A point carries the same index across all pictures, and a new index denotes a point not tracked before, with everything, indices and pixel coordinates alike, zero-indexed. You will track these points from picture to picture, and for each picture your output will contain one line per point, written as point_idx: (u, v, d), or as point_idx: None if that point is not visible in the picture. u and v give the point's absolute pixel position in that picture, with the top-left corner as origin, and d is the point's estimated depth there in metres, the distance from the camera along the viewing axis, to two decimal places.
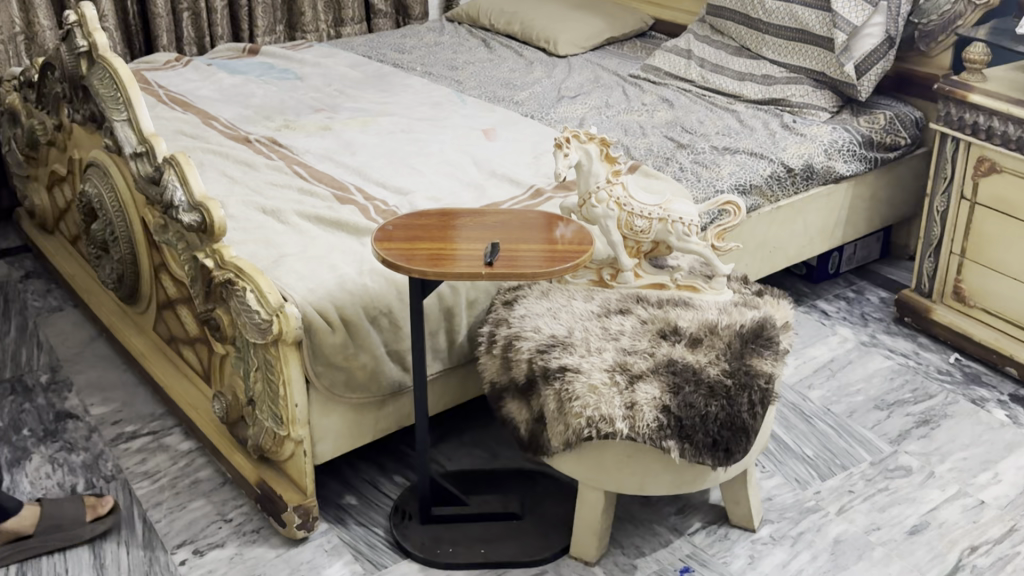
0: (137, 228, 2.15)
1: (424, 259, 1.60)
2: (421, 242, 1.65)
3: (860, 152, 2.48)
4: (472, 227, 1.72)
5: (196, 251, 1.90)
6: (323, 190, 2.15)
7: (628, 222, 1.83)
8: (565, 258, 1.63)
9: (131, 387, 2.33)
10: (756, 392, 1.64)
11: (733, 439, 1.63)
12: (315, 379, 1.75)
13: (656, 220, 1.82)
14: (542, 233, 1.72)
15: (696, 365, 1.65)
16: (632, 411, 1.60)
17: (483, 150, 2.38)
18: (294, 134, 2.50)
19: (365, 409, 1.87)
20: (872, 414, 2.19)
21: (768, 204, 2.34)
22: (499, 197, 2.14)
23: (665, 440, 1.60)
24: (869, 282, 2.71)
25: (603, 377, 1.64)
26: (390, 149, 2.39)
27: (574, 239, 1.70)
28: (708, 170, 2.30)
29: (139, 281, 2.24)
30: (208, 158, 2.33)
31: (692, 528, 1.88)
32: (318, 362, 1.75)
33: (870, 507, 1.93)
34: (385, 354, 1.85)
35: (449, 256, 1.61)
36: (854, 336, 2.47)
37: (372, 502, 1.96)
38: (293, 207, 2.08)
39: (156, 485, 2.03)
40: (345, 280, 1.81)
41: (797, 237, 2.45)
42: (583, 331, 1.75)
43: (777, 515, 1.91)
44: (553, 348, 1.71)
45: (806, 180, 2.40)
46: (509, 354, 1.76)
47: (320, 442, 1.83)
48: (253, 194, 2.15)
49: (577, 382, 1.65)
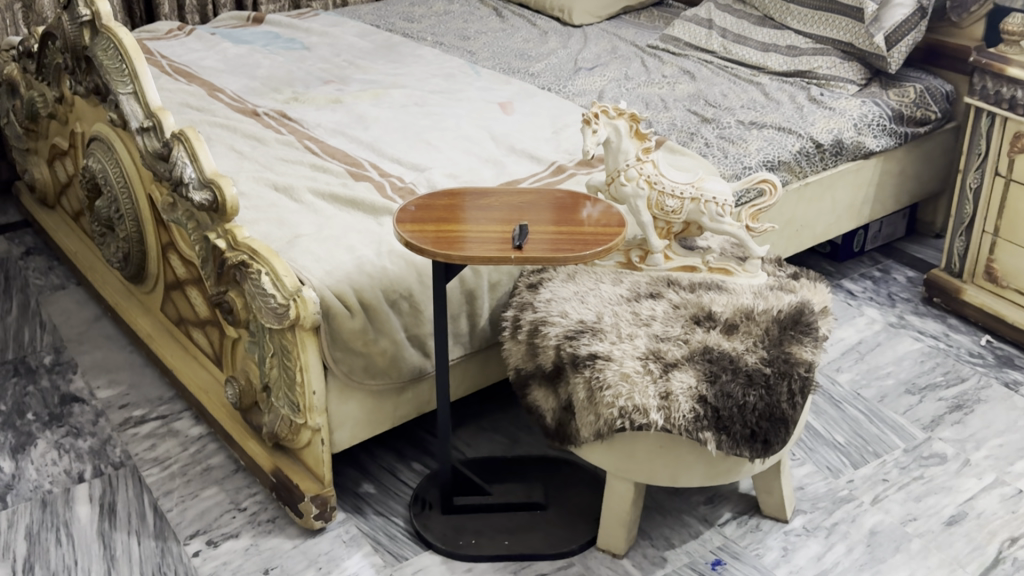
0: (144, 204, 2.07)
1: (448, 243, 1.51)
2: (442, 223, 1.57)
3: (890, 127, 2.39)
4: (494, 206, 1.63)
5: (207, 231, 1.82)
6: (335, 166, 2.08)
7: (658, 202, 1.75)
8: (597, 240, 1.54)
9: (139, 369, 2.26)
10: (796, 380, 1.57)
11: (772, 430, 1.56)
12: (333, 365, 1.68)
13: (688, 200, 1.74)
14: (569, 212, 1.63)
15: (733, 353, 1.58)
16: (667, 401, 1.53)
17: (501, 124, 2.30)
18: (304, 107, 2.41)
19: (384, 396, 1.80)
20: (903, 399, 2.13)
21: (796, 181, 2.27)
22: (520, 174, 2.06)
23: (702, 432, 1.53)
24: (895, 260, 2.64)
25: (636, 366, 1.57)
26: (404, 123, 2.31)
27: (604, 219, 1.62)
28: (735, 146, 2.22)
29: (146, 260, 2.17)
30: (216, 132, 2.25)
31: (722, 519, 1.82)
32: (336, 348, 1.68)
33: (905, 497, 1.87)
34: (405, 338, 1.77)
35: (474, 239, 1.52)
36: (881, 317, 2.40)
37: (391, 491, 1.89)
38: (306, 184, 2.01)
39: (166, 472, 1.96)
40: (364, 262, 1.74)
41: (824, 215, 2.38)
42: (613, 316, 1.67)
43: (810, 505, 1.85)
44: (582, 334, 1.64)
45: (835, 156, 2.31)
46: (535, 340, 1.69)
47: (338, 430, 1.76)
48: (264, 171, 2.07)
49: (608, 370, 1.58)
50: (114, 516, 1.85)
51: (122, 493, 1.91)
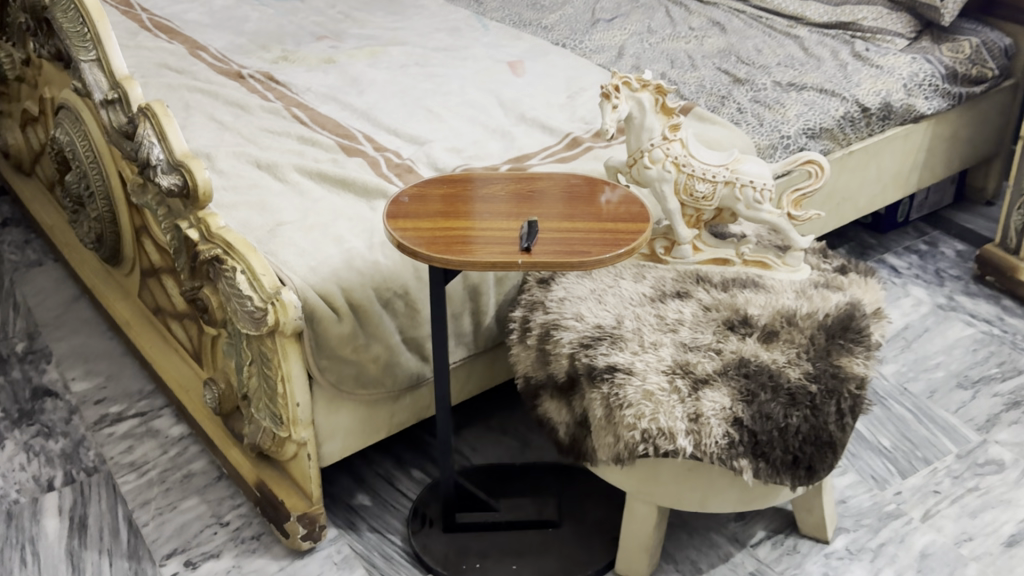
0: (114, 182, 1.87)
1: (446, 244, 1.30)
2: (439, 217, 1.36)
3: (943, 87, 2.15)
4: (501, 197, 1.42)
5: (178, 219, 1.62)
6: (325, 139, 1.88)
7: (687, 186, 1.53)
8: (618, 237, 1.33)
9: (118, 357, 2.08)
10: (845, 399, 1.38)
11: (817, 456, 1.37)
12: (319, 375, 1.49)
13: (721, 184, 1.53)
14: (587, 202, 1.42)
15: (772, 367, 1.38)
16: (697, 424, 1.34)
17: (510, 87, 2.07)
18: (293, 68, 2.19)
19: (378, 405, 1.61)
20: (955, 395, 1.93)
21: (839, 149, 2.04)
22: (530, 147, 1.84)
23: (737, 460, 1.34)
24: (943, 231, 2.42)
25: (660, 382, 1.37)
26: (403, 87, 2.09)
27: (627, 209, 1.40)
28: (772, 112, 1.99)
29: (120, 241, 1.97)
30: (196, 99, 2.04)
31: (755, 538, 1.64)
32: (321, 356, 1.49)
33: (959, 512, 1.68)
34: (400, 341, 1.58)
35: (476, 239, 1.32)
36: (928, 298, 2.19)
37: (388, 504, 1.72)
38: (292, 160, 1.80)
39: (143, 479, 1.79)
40: (353, 256, 1.54)
41: (868, 185, 2.16)
42: (635, 320, 1.47)
43: (853, 523, 1.67)
44: (600, 342, 1.45)
45: (883, 121, 2.08)
46: (547, 347, 1.50)
47: (327, 443, 1.57)
48: (246, 145, 1.87)
49: (629, 386, 1.38)
50: (85, 532, 1.69)
51: (94, 505, 1.74)
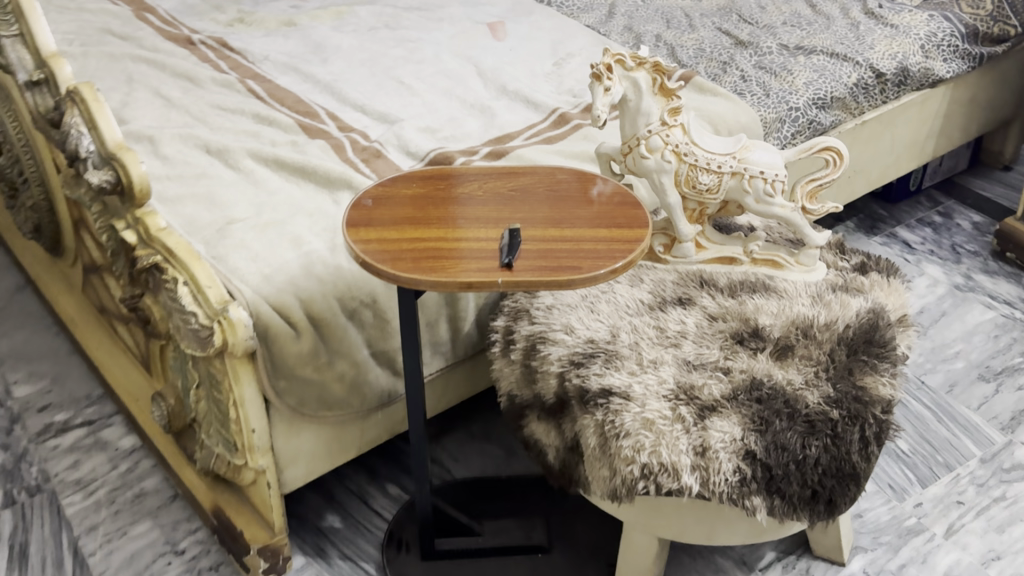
0: (49, 169, 1.67)
1: (415, 260, 1.13)
2: (409, 226, 1.18)
3: (963, 47, 1.96)
4: (480, 197, 1.24)
5: (115, 218, 1.44)
6: (283, 116, 1.69)
7: (689, 178, 1.36)
8: (613, 248, 1.16)
9: (64, 357, 1.90)
10: (871, 425, 1.21)
11: (839, 489, 1.21)
12: (276, 398, 1.32)
13: (728, 175, 1.35)
14: (578, 202, 1.24)
15: (788, 390, 1.22)
16: (704, 460, 1.17)
17: (489, 54, 1.88)
18: (250, 32, 1.99)
19: (346, 425, 1.44)
20: (977, 389, 1.77)
21: (851, 119, 1.86)
22: (512, 125, 1.66)
23: (749, 498, 1.18)
24: (958, 201, 2.26)
25: (661, 409, 1.21)
26: (372, 54, 1.90)
27: (624, 212, 1.22)
28: (779, 79, 1.81)
29: (61, 232, 1.78)
30: (141, 70, 1.84)
31: (764, 560, 1.49)
32: (278, 378, 1.32)
33: (985, 527, 1.54)
34: (369, 356, 1.41)
35: (450, 253, 1.15)
36: (945, 278, 2.03)
37: (360, 526, 1.56)
38: (246, 144, 1.61)
39: (91, 500, 1.63)
40: (312, 262, 1.36)
41: (881, 156, 1.98)
42: (632, 333, 1.31)
43: (871, 541, 1.52)
44: (592, 360, 1.28)
45: (898, 87, 1.90)
46: (532, 363, 1.33)
47: (289, 469, 1.41)
48: (195, 125, 1.68)
49: (626, 413, 1.22)
50: (25, 564, 1.53)
51: (36, 531, 1.58)
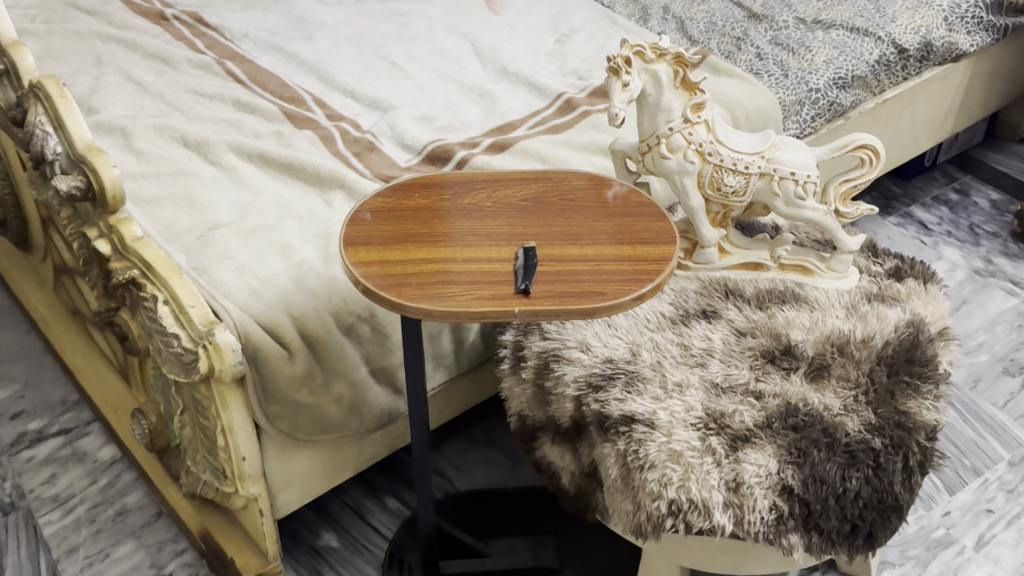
0: (12, 163, 1.54)
1: (421, 286, 1.03)
2: (412, 245, 1.08)
3: (987, 19, 1.85)
4: (489, 209, 1.13)
5: (87, 225, 1.32)
6: (266, 103, 1.56)
7: (714, 179, 1.25)
8: (637, 269, 1.05)
9: (36, 357, 1.79)
10: (915, 453, 1.12)
11: (880, 523, 1.12)
12: (268, 424, 1.22)
13: (755, 176, 1.24)
14: (595, 212, 1.13)
15: (826, 417, 1.13)
16: (738, 496, 1.08)
17: (487, 30, 1.76)
18: (227, 5, 1.85)
19: (343, 445, 1.34)
20: (1002, 385, 1.69)
21: (871, 98, 1.75)
22: (515, 112, 1.55)
23: (786, 536, 1.09)
24: (974, 177, 2.17)
25: (690, 440, 1.11)
26: (360, 30, 1.77)
27: (647, 224, 1.12)
28: (797, 58, 1.70)
29: (28, 227, 1.66)
30: (110, 50, 1.70)
31: None
32: (270, 402, 1.21)
33: (1017, 538, 1.46)
34: (368, 374, 1.30)
35: (458, 276, 1.04)
36: (964, 262, 1.93)
37: (359, 545, 1.47)
38: (228, 135, 1.49)
39: (69, 518, 1.52)
40: (305, 274, 1.25)
41: (900, 136, 1.87)
42: (654, 351, 1.21)
43: (898, 555, 1.44)
44: (612, 384, 1.18)
45: (921, 63, 1.79)
46: (546, 383, 1.23)
47: (282, 494, 1.31)
48: (171, 114, 1.55)
49: (651, 443, 1.12)
50: None
51: (12, 553, 1.48)
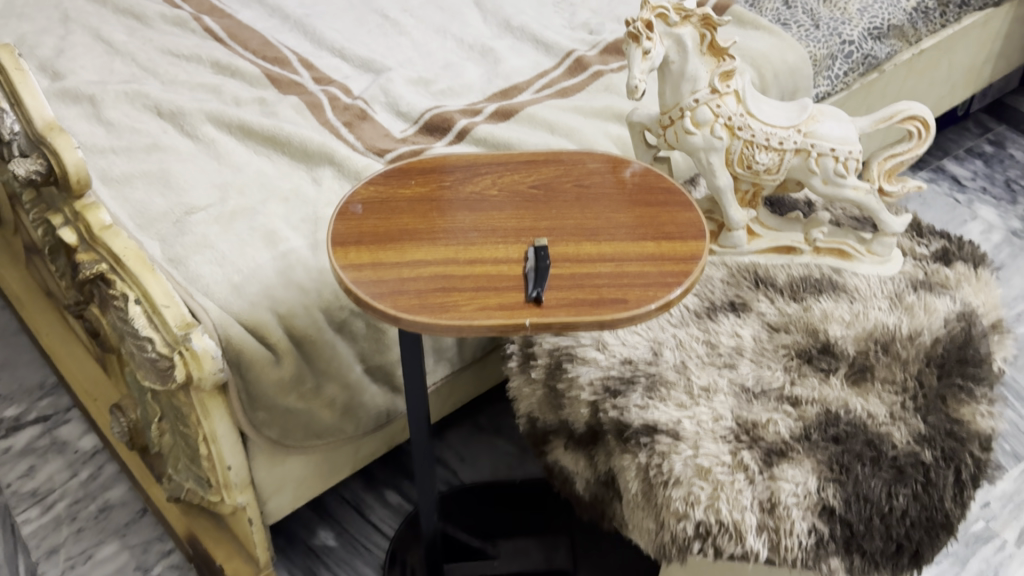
0: None
1: (421, 294, 0.91)
2: (409, 244, 0.96)
3: None
4: (494, 198, 1.01)
5: (51, 210, 1.20)
6: (247, 64, 1.43)
7: (744, 156, 1.12)
8: (662, 270, 0.93)
9: (11, 337, 1.68)
10: (968, 466, 1.02)
11: (930, 542, 1.02)
12: (254, 432, 1.11)
13: (791, 152, 1.12)
14: (613, 201, 1.01)
15: (870, 427, 1.02)
16: (772, 519, 0.98)
17: None
18: None
19: (338, 448, 1.23)
20: None
21: (907, 49, 1.61)
22: (520, 73, 1.42)
23: (826, 560, 0.99)
24: (1010, 127, 2.04)
25: (719, 454, 1.00)
26: None
27: (671, 215, 0.99)
28: (828, 6, 1.56)
29: None
30: (77, 4, 1.56)
31: None
32: (256, 409, 1.10)
33: None
34: (363, 372, 1.19)
35: (462, 281, 0.92)
36: (1000, 222, 1.81)
37: (358, 545, 1.37)
38: (205, 103, 1.36)
39: (49, 516, 1.43)
40: (291, 266, 1.14)
41: (936, 88, 1.74)
42: (677, 350, 1.10)
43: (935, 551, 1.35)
44: (632, 388, 1.07)
45: (959, 8, 1.64)
46: (558, 386, 1.12)
47: (273, 500, 1.21)
48: (144, 78, 1.42)
49: (675, 457, 1.01)
50: None
51: None
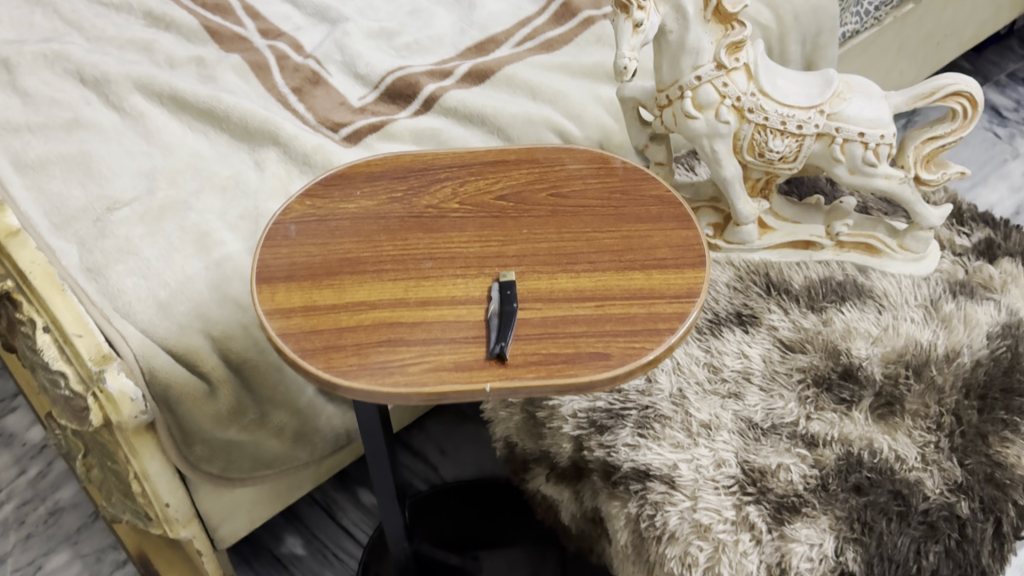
0: None
1: (361, 350, 0.75)
2: (349, 280, 0.80)
3: None
4: (453, 214, 0.85)
5: None
6: (185, 15, 1.24)
7: (755, 142, 0.95)
8: (652, 312, 0.77)
9: None
10: (1010, 517, 0.87)
11: None
12: (192, 470, 0.97)
13: (811, 137, 0.94)
14: (596, 216, 0.84)
15: (898, 472, 0.87)
16: None
17: None
18: None
19: (296, 472, 1.10)
20: None
21: None
22: (500, 22, 1.24)
23: None
24: None
25: (721, 508, 0.86)
26: None
27: (665, 234, 0.83)
28: None
29: None
30: None
31: None
32: (192, 444, 0.97)
33: None
34: (317, 392, 1.05)
35: (412, 332, 0.76)
36: None
37: (328, 554, 1.25)
38: (134, 65, 1.18)
39: None
40: (227, 278, 0.99)
41: (978, 13, 1.53)
42: (674, 373, 0.94)
43: None
44: (621, 423, 0.92)
45: None
46: (537, 415, 0.98)
47: (224, 526, 1.09)
48: (67, 34, 1.24)
49: (670, 509, 0.87)
50: None
51: None
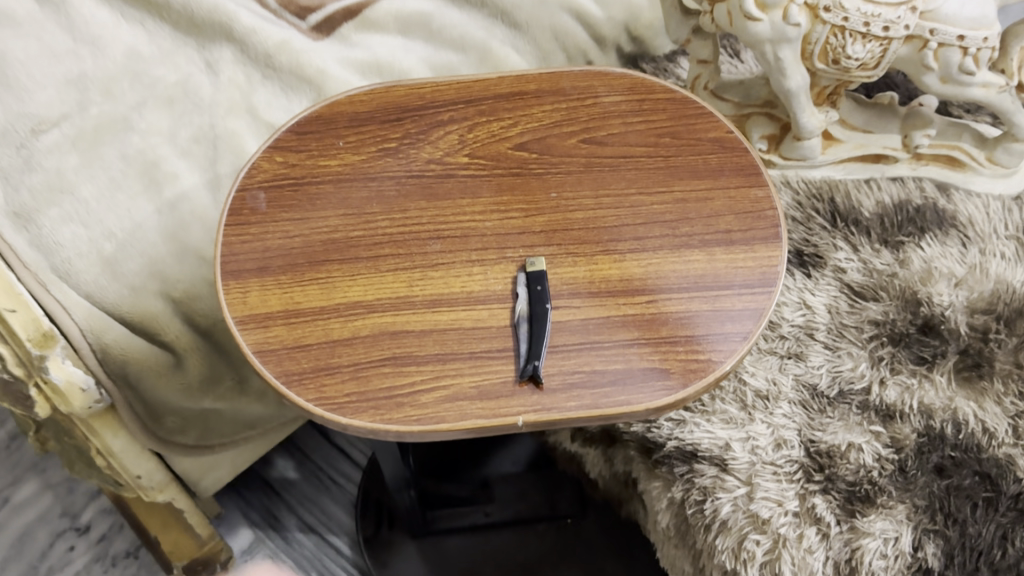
0: None
1: (360, 375, 0.59)
2: (337, 270, 0.64)
3: None
4: (463, 171, 0.69)
5: None
6: None
7: (829, 48, 0.76)
8: (717, 308, 0.62)
9: None
10: None
11: None
12: (166, 443, 0.85)
13: (899, 41, 0.76)
14: (644, 169, 0.69)
15: (984, 448, 0.75)
16: None
17: None
18: None
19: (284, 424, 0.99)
20: None
21: None
22: None
23: None
24: None
25: (783, 497, 0.73)
26: None
27: (729, 195, 0.67)
28: None
29: None
30: None
31: None
32: (160, 415, 0.83)
33: None
34: None
35: (422, 344, 0.60)
36: None
37: (323, 477, 1.15)
38: None
39: None
40: (182, 220, 0.81)
41: None
42: None
43: None
44: None
45: None
46: None
47: (206, 479, 0.97)
48: None
49: (723, 495, 0.75)
50: None
51: None
